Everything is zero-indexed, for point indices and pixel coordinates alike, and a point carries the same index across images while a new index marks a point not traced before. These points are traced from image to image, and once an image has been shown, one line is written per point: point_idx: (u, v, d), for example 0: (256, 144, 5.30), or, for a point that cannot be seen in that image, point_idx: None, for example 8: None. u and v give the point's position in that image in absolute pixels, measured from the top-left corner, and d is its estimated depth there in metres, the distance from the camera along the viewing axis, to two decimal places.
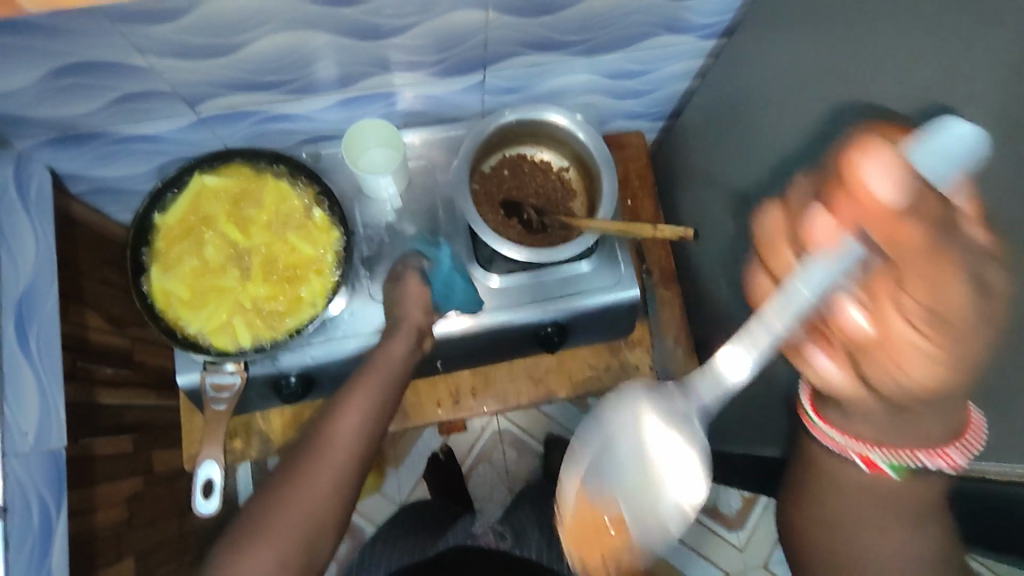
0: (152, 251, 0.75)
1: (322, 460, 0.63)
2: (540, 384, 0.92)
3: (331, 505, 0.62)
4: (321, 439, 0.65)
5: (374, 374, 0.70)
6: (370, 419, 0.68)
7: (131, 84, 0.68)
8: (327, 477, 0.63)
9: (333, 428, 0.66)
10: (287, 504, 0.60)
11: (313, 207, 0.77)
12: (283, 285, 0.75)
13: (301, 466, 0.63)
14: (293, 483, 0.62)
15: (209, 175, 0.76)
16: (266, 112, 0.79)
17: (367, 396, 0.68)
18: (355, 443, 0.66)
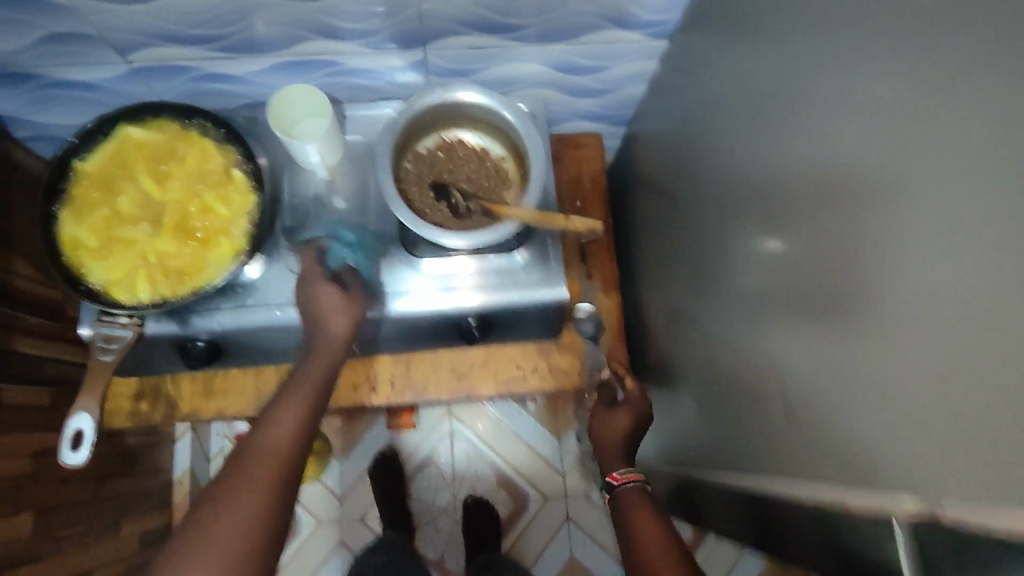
0: (66, 197, 0.74)
1: (254, 467, 0.60)
2: (465, 377, 0.89)
3: (272, 510, 0.58)
4: (252, 448, 0.61)
5: (298, 377, 0.69)
6: (304, 417, 0.66)
7: (56, 24, 0.68)
8: (264, 475, 0.59)
9: (263, 435, 0.63)
10: (218, 514, 0.56)
11: (234, 167, 0.75)
12: (193, 244, 0.74)
13: (234, 468, 0.60)
14: (226, 484, 0.58)
15: (134, 127, 0.75)
16: (201, 70, 0.78)
17: (298, 397, 0.67)
18: (289, 446, 0.63)
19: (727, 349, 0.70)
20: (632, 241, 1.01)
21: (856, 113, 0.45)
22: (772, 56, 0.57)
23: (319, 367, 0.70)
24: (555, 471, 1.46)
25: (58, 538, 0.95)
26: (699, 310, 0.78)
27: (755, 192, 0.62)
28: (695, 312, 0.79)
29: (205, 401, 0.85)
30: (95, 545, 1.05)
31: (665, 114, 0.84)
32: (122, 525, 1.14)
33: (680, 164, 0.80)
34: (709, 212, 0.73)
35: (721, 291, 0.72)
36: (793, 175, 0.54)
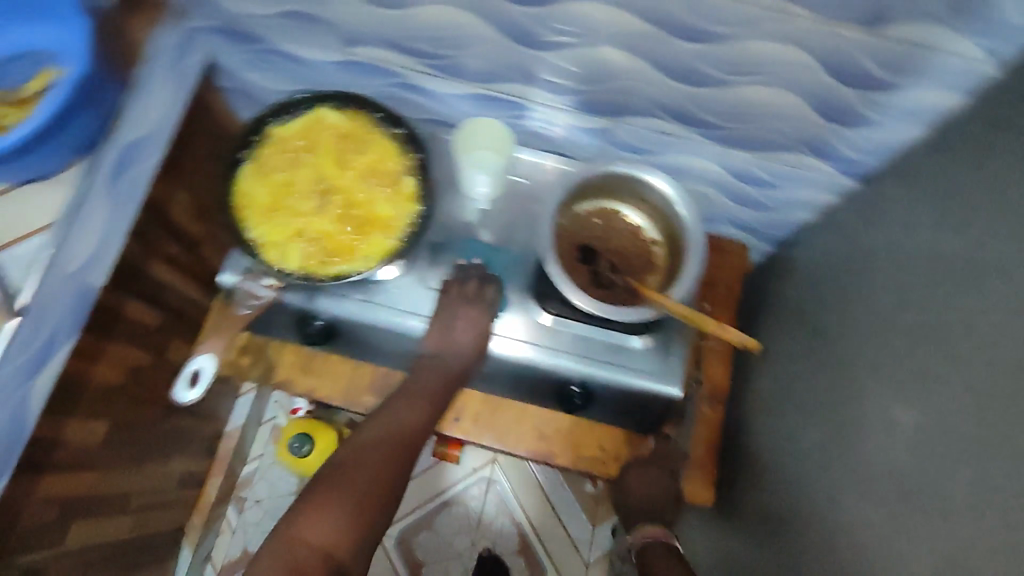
0: (254, 154, 0.79)
1: (375, 447, 0.68)
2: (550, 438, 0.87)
3: (385, 489, 0.66)
4: (377, 429, 0.70)
5: (423, 378, 0.76)
6: (420, 419, 0.73)
7: (302, 5, 0.74)
8: (374, 469, 0.67)
9: (389, 420, 0.71)
10: (341, 479, 0.65)
11: (407, 175, 0.79)
12: (347, 232, 0.77)
13: (355, 450, 0.68)
14: (344, 461, 0.66)
15: (332, 111, 0.80)
16: (403, 78, 0.83)
17: (417, 400, 0.74)
18: (408, 435, 0.71)
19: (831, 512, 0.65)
20: None
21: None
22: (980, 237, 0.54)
23: (443, 374, 0.77)
24: (577, 555, 1.40)
25: (118, 453, 0.99)
26: (802, 458, 0.74)
27: (904, 360, 0.59)
28: (796, 458, 0.75)
29: (300, 374, 0.87)
30: (143, 470, 1.08)
31: (822, 249, 0.82)
32: (170, 459, 1.17)
33: (824, 302, 0.77)
34: (843, 360, 0.70)
35: (830, 444, 0.68)
36: (975, 361, 0.50)
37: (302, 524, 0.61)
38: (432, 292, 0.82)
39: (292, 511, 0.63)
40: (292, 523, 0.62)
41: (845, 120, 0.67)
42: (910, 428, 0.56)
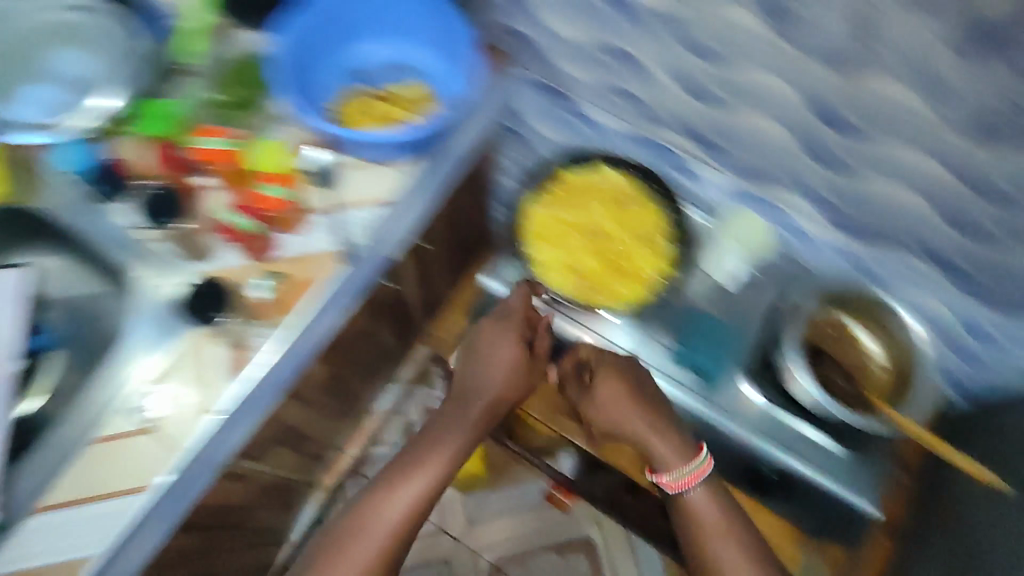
0: (545, 189, 0.92)
1: (360, 525, 0.76)
2: (696, 517, 0.80)
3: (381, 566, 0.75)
4: (352, 524, 0.76)
5: (447, 415, 0.83)
6: (445, 459, 0.81)
7: (631, 85, 0.87)
8: (386, 526, 0.76)
9: (381, 510, 0.76)
10: (341, 549, 0.74)
11: (670, 243, 0.89)
12: (610, 276, 0.88)
13: (381, 489, 0.78)
14: (359, 539, 0.75)
15: (618, 171, 0.92)
16: (680, 161, 0.95)
17: (451, 439, 0.82)
18: (393, 527, 0.76)
19: None
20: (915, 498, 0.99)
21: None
22: None
23: (476, 403, 0.83)
24: None
25: (322, 405, 1.11)
26: None
27: None
28: None
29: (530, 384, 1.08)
30: (323, 428, 1.20)
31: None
32: (338, 425, 1.28)
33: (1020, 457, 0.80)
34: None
35: None
36: None
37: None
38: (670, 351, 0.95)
39: (321, 551, 0.75)
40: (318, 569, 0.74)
41: None
42: None
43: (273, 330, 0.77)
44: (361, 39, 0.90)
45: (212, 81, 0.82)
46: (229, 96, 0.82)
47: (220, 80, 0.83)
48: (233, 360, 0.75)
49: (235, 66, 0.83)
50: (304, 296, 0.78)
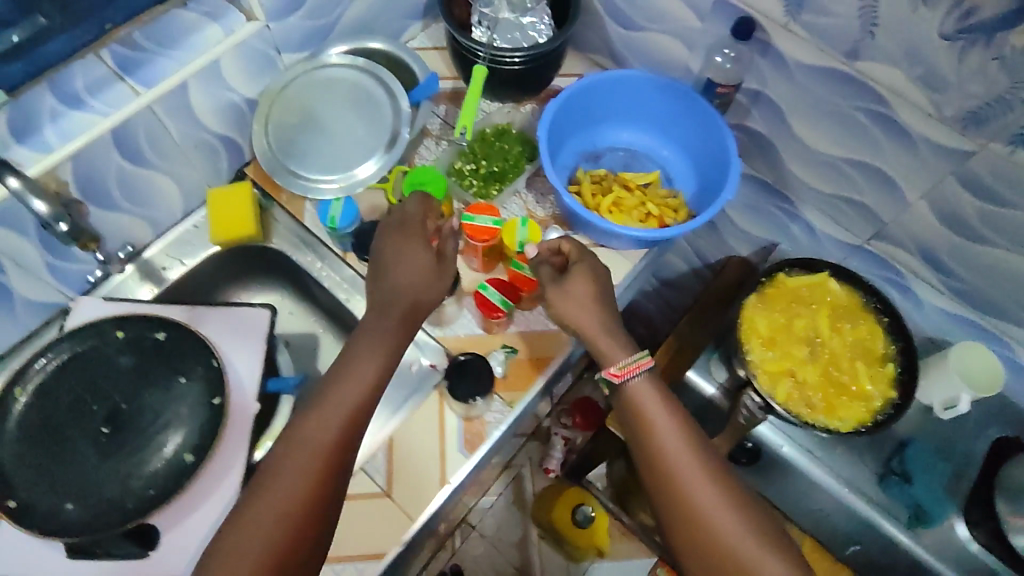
0: (764, 288, 0.92)
1: (290, 467, 0.60)
2: (711, 532, 0.61)
3: (288, 537, 0.58)
4: (288, 449, 0.61)
5: (367, 326, 0.69)
6: (369, 388, 0.65)
7: (871, 202, 0.88)
8: (293, 484, 0.60)
9: (311, 433, 0.62)
10: (245, 527, 0.58)
11: (889, 363, 0.89)
12: (830, 389, 0.87)
13: (310, 419, 0.63)
14: (279, 474, 0.60)
15: (836, 281, 0.92)
16: (901, 278, 0.95)
17: (361, 369, 0.66)
18: (321, 449, 0.62)
19: None
20: None
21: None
22: None
23: (397, 305, 0.69)
24: None
25: None
26: None
27: None
28: None
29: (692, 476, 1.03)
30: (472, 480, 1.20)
31: None
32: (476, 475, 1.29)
33: None
34: None
35: None
36: None
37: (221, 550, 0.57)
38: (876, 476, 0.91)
39: (234, 517, 0.60)
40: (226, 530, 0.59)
41: None
42: None
43: (507, 407, 0.78)
44: (615, 135, 0.94)
45: (465, 155, 0.88)
46: (480, 172, 0.87)
47: (474, 156, 0.88)
48: (467, 432, 0.77)
49: (487, 145, 0.89)
50: (537, 375, 0.80)
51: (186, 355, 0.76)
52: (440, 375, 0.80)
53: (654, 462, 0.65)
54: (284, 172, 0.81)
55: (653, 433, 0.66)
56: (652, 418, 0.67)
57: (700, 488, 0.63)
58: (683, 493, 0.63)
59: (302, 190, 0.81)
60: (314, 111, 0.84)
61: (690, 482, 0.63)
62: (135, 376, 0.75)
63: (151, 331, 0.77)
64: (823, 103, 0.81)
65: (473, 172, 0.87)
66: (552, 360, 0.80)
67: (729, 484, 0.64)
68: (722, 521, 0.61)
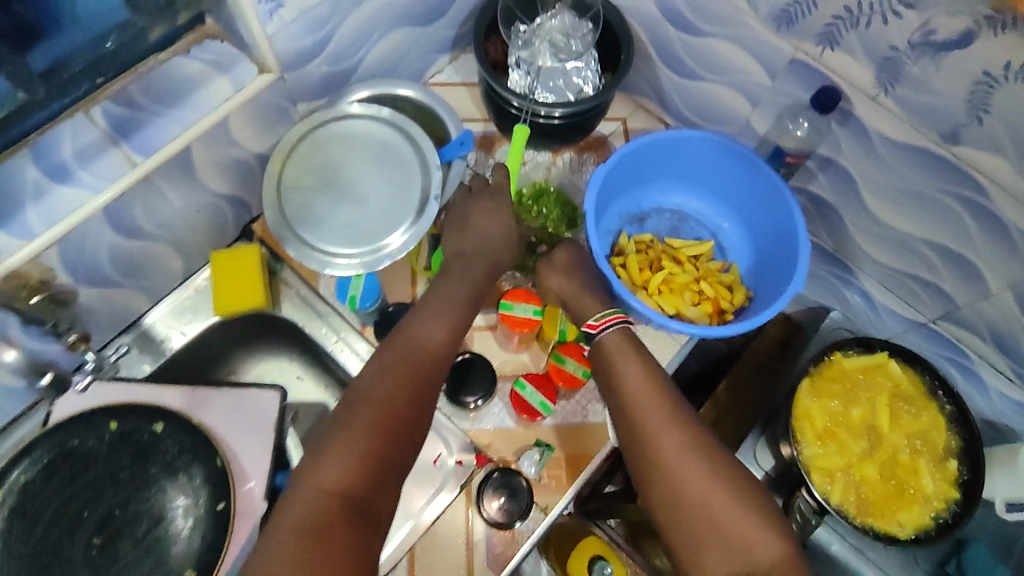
0: (818, 371, 0.85)
1: (393, 377, 0.57)
2: (689, 486, 0.55)
3: (388, 449, 0.54)
4: (399, 352, 0.59)
5: (445, 279, 0.67)
6: (464, 310, 0.65)
7: (944, 284, 0.80)
8: (384, 400, 0.55)
9: (416, 343, 0.60)
10: (345, 439, 0.53)
11: (951, 459, 0.82)
12: (886, 488, 0.81)
13: (397, 351, 0.59)
14: (378, 388, 0.56)
15: (897, 365, 0.85)
16: (967, 362, 0.87)
17: (443, 317, 0.63)
18: (435, 356, 0.60)
19: None
20: None
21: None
22: None
23: (486, 260, 0.70)
24: None
25: None
26: None
27: None
28: None
29: None
30: None
31: None
32: None
33: None
34: None
35: None
36: None
37: (317, 472, 0.52)
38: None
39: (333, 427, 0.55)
40: (320, 447, 0.53)
41: None
42: None
43: (540, 516, 0.71)
44: (664, 197, 0.86)
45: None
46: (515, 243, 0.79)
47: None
48: (498, 543, 0.70)
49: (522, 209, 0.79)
50: (575, 475, 0.73)
51: (190, 450, 0.69)
52: (469, 474, 0.72)
53: (627, 416, 0.60)
54: (295, 240, 0.71)
55: (626, 385, 0.62)
56: (623, 369, 0.62)
57: (677, 446, 0.57)
58: (652, 446, 0.58)
59: (319, 264, 0.71)
60: (334, 172, 0.75)
61: (665, 438, 0.57)
62: (132, 475, 0.68)
63: (148, 422, 0.70)
64: (907, 183, 0.72)
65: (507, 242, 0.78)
66: (593, 459, 0.73)
67: (704, 441, 0.58)
68: (694, 476, 0.55)
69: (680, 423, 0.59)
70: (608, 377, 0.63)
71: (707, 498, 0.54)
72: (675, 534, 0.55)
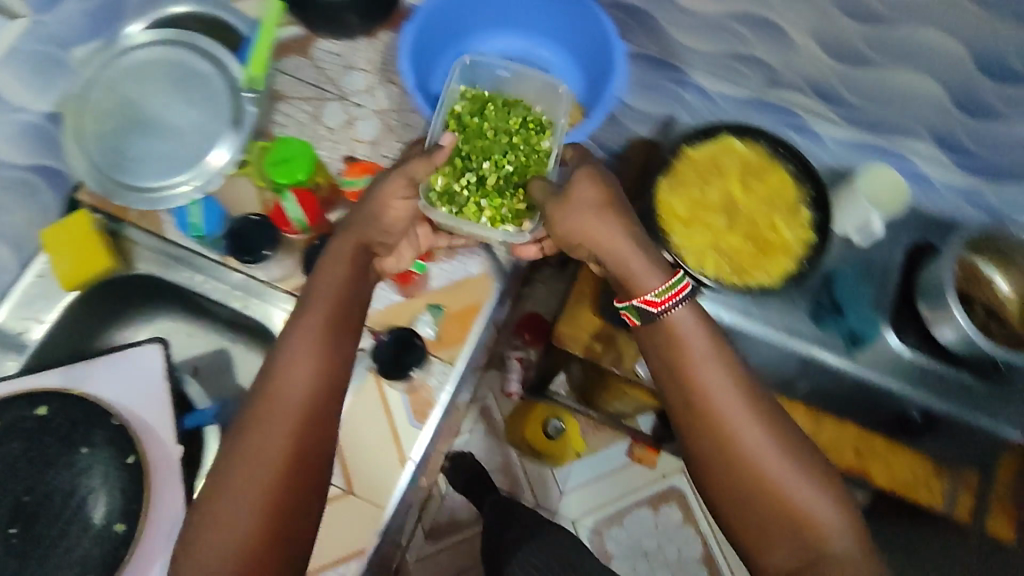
0: (670, 169, 0.91)
1: (271, 417, 0.60)
2: (755, 468, 0.65)
3: (268, 499, 0.59)
4: (267, 393, 0.61)
5: (306, 321, 0.64)
6: (319, 343, 0.63)
7: (759, 51, 0.85)
8: (269, 457, 0.59)
9: (279, 383, 0.61)
10: (231, 503, 0.58)
11: (802, 206, 0.89)
12: (753, 250, 0.88)
13: (265, 400, 0.61)
14: (248, 445, 0.59)
15: (738, 141, 0.91)
16: (798, 120, 0.94)
17: (309, 358, 0.63)
18: (306, 402, 0.62)
19: None
20: None
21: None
22: None
23: (353, 296, 0.67)
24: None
25: None
26: None
27: None
28: None
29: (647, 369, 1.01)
30: None
31: None
32: None
33: None
34: None
35: None
36: None
37: (206, 538, 0.57)
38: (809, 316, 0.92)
39: (231, 480, 0.59)
40: (210, 509, 0.58)
41: None
42: None
43: (448, 366, 0.74)
44: (485, 39, 0.87)
45: (451, 167, 0.77)
46: (483, 180, 0.77)
47: (465, 162, 0.77)
48: (413, 403, 0.72)
49: (473, 133, 0.79)
50: (470, 324, 0.76)
51: (85, 420, 0.66)
52: (370, 355, 0.73)
53: (697, 405, 0.67)
54: (119, 188, 0.70)
55: (708, 386, 0.66)
56: (704, 367, 0.67)
57: (762, 439, 0.66)
58: (731, 438, 0.66)
59: (150, 203, 0.70)
60: (137, 112, 0.72)
61: (745, 430, 0.66)
62: (32, 461, 0.64)
63: (29, 409, 0.66)
64: None
65: (472, 186, 0.76)
66: (483, 306, 0.77)
67: (767, 415, 0.67)
68: (755, 446, 0.65)
69: (753, 412, 0.66)
70: (669, 352, 0.68)
71: (766, 468, 0.65)
72: (714, 493, 0.68)
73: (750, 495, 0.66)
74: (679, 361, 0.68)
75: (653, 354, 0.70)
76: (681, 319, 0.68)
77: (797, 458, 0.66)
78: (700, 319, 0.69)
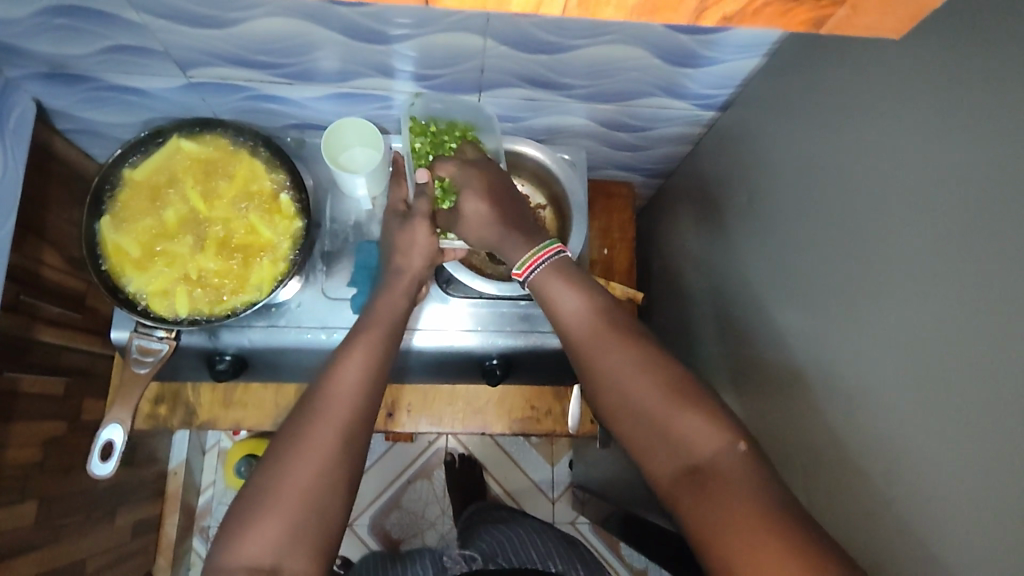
0: (111, 203, 0.74)
1: (324, 413, 0.58)
2: (650, 413, 0.59)
3: (312, 503, 0.55)
4: (317, 404, 0.59)
5: (358, 336, 0.64)
6: (361, 361, 0.62)
7: (124, 38, 0.67)
8: (315, 442, 0.57)
9: (333, 386, 0.60)
10: (249, 516, 0.54)
11: (281, 191, 0.77)
12: (234, 264, 0.75)
13: (319, 392, 0.60)
14: (295, 445, 0.56)
15: (186, 140, 0.76)
16: (255, 90, 0.79)
17: (359, 347, 0.63)
18: (354, 409, 0.59)
19: (767, 417, 0.74)
20: (671, 287, 1.07)
21: (950, 235, 0.49)
22: (851, 178, 0.61)
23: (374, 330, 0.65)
24: (544, 497, 1.50)
25: (57, 526, 0.96)
26: (738, 379, 0.82)
27: (815, 278, 0.67)
28: (735, 381, 0.83)
29: (223, 411, 0.88)
30: (89, 534, 1.05)
31: (713, 181, 0.90)
32: (116, 513, 1.13)
33: (735, 231, 0.84)
34: (751, 274, 0.80)
35: (756, 348, 0.78)
36: (861, 281, 0.59)
37: (230, 560, 0.52)
38: (333, 302, 0.81)
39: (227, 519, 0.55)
40: (235, 527, 0.53)
41: (686, 60, 0.72)
42: (830, 347, 0.63)
43: None
44: None
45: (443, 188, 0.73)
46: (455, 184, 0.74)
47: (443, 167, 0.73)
48: None
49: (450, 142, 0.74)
50: None
51: None
52: None
53: (594, 381, 0.63)
54: None
55: (576, 327, 0.65)
56: (560, 299, 0.66)
57: (642, 386, 0.60)
58: (619, 397, 0.61)
59: None
60: None
61: (638, 385, 0.60)
62: None
63: None
64: None
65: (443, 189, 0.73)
66: None
67: (683, 386, 0.60)
68: (688, 429, 0.57)
69: (642, 366, 0.61)
70: (548, 311, 0.67)
71: (695, 439, 0.57)
72: (639, 449, 0.60)
73: (699, 463, 0.56)
74: (564, 319, 0.66)
75: (547, 306, 0.67)
76: (544, 278, 0.67)
77: (695, 406, 0.58)
78: (550, 269, 0.67)
